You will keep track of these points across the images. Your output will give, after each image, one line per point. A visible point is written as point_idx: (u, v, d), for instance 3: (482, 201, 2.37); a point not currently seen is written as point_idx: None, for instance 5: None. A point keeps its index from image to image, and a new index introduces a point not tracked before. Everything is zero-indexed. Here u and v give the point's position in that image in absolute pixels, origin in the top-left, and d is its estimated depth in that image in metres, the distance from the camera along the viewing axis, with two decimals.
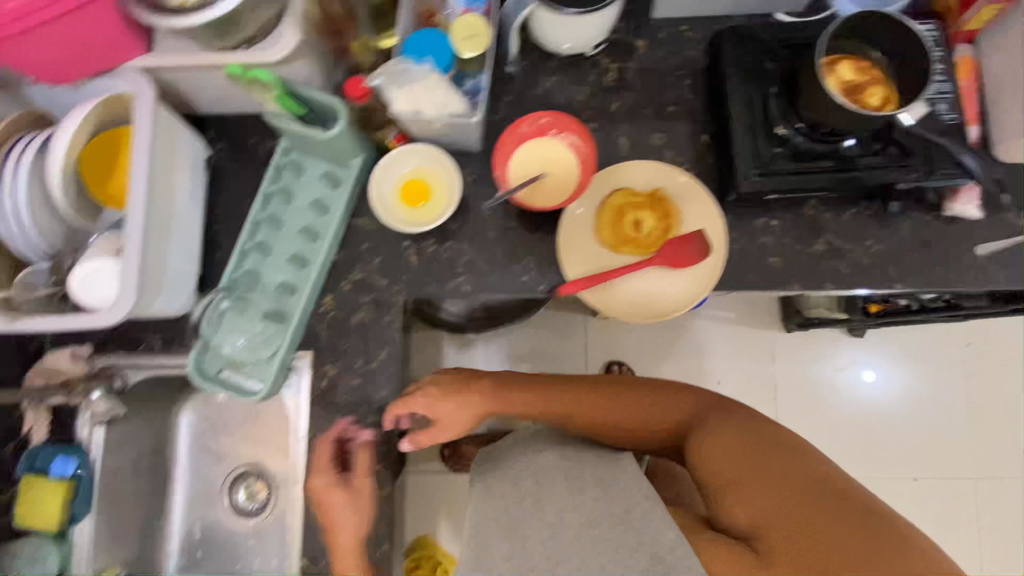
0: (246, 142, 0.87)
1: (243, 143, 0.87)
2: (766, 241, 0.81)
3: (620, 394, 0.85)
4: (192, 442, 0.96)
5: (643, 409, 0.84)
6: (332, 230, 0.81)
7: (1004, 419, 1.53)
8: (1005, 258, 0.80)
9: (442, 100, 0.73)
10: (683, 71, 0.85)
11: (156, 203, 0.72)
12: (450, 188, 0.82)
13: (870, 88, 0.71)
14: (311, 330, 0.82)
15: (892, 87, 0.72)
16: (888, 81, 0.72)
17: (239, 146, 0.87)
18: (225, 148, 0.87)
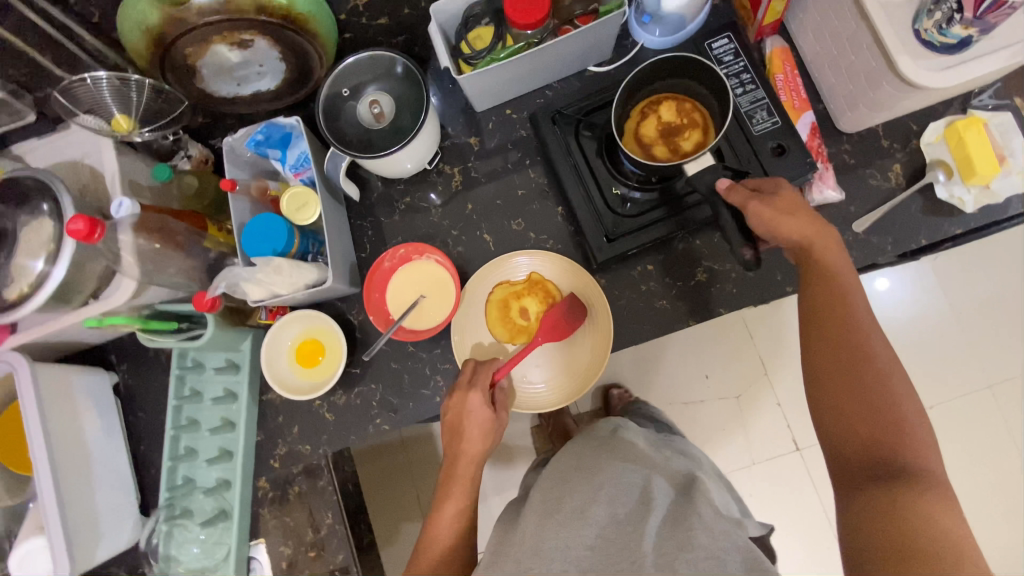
0: (149, 355, 0.90)
1: (146, 358, 0.90)
2: (649, 288, 0.82)
3: (877, 361, 0.59)
4: None
5: (844, 376, 0.60)
6: (244, 417, 0.83)
7: (1014, 311, 1.42)
8: (883, 225, 0.79)
9: (295, 283, 0.74)
10: (522, 151, 0.88)
11: (67, 463, 0.74)
12: (338, 346, 0.83)
13: (680, 132, 0.74)
14: (257, 514, 0.85)
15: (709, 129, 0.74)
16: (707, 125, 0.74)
17: (144, 361, 0.90)
18: (130, 368, 0.90)
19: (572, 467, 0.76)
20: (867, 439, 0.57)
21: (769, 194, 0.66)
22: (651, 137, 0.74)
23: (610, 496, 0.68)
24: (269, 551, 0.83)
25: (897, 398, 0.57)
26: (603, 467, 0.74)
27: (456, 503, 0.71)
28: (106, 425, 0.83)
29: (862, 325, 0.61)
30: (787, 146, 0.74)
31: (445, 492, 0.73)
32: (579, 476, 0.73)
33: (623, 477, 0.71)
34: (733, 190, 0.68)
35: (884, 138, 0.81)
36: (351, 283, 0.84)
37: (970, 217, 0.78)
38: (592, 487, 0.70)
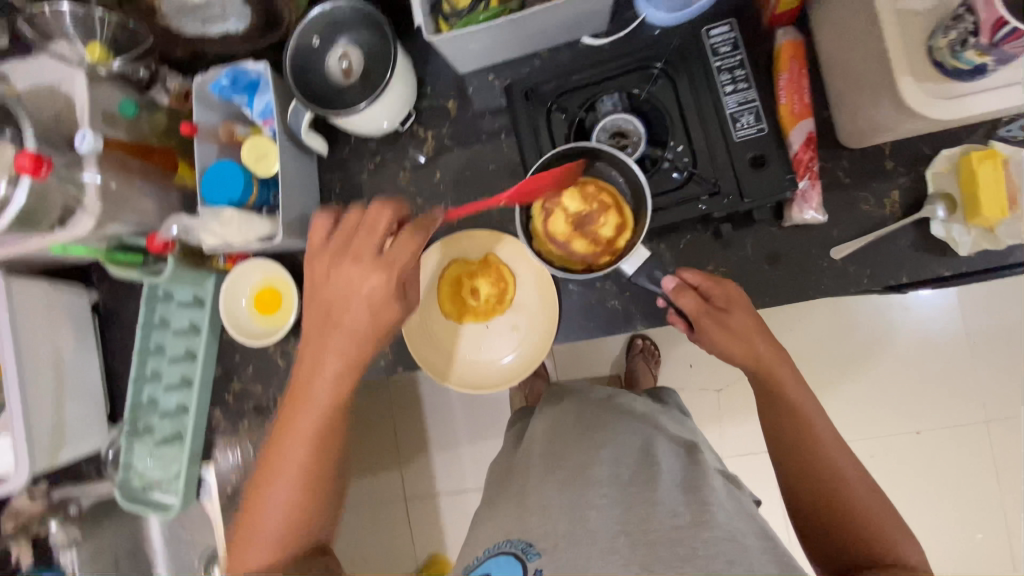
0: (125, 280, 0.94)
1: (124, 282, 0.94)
2: (604, 285, 0.79)
3: (825, 451, 0.65)
4: (166, 534, 1.09)
5: (812, 465, 0.64)
6: (203, 352, 0.87)
7: None
8: (864, 255, 0.74)
9: (237, 234, 0.74)
10: (498, 123, 0.84)
11: (35, 373, 0.80)
12: (292, 300, 0.85)
13: (595, 218, 0.70)
14: (210, 440, 0.91)
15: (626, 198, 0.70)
16: (623, 198, 0.70)
17: (121, 285, 0.95)
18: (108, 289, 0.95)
19: (575, 424, 0.80)
20: (841, 539, 0.62)
21: (721, 311, 0.68)
22: (567, 236, 0.70)
23: (614, 458, 0.70)
24: (217, 474, 0.91)
25: (856, 504, 0.62)
26: (614, 428, 0.78)
27: (312, 413, 0.64)
28: (82, 340, 0.90)
29: (812, 421, 0.66)
30: (768, 158, 0.68)
31: (298, 394, 0.65)
32: (581, 436, 0.76)
33: (627, 440, 0.74)
34: (684, 292, 0.69)
35: (889, 159, 0.74)
36: (310, 238, 0.85)
37: (962, 259, 0.71)
38: (597, 445, 0.73)
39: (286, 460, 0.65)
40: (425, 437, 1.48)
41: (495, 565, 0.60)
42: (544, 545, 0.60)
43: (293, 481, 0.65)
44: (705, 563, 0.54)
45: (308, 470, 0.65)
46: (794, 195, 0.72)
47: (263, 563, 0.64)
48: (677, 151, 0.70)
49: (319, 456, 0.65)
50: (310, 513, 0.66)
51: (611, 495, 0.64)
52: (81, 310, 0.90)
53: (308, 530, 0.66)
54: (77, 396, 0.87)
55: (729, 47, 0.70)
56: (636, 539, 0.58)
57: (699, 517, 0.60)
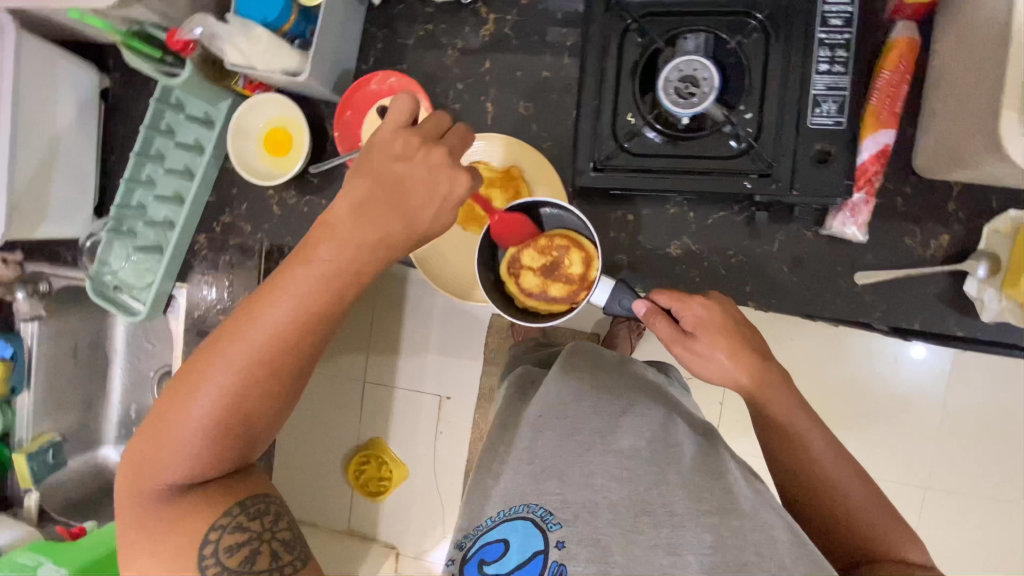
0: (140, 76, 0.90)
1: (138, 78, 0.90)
2: (618, 237, 0.76)
3: (811, 457, 0.64)
4: (127, 339, 1.11)
5: (801, 474, 0.64)
6: (201, 172, 0.84)
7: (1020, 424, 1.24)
8: (888, 290, 0.70)
9: (266, 57, 0.70)
10: (568, 30, 0.76)
11: (30, 140, 0.78)
12: (302, 150, 0.81)
13: (561, 261, 0.72)
14: (188, 263, 0.90)
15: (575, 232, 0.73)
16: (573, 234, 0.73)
17: (134, 80, 0.90)
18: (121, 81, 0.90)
19: (589, 384, 0.77)
20: (844, 543, 0.61)
21: (690, 338, 0.67)
22: (542, 287, 0.73)
23: (632, 428, 0.69)
24: (188, 297, 0.91)
25: (861, 517, 0.61)
26: (629, 397, 0.75)
27: (298, 291, 0.56)
28: (83, 122, 0.86)
29: (796, 427, 0.65)
30: (833, 156, 0.62)
31: (280, 279, 0.56)
32: (593, 396, 0.74)
33: (642, 411, 0.72)
34: (656, 316, 0.68)
35: (953, 200, 0.69)
36: (335, 91, 0.79)
37: (980, 324, 0.69)
38: (617, 411, 0.72)
39: (226, 366, 0.56)
40: (400, 333, 1.50)
41: (514, 530, 0.63)
42: (556, 503, 0.63)
43: (237, 374, 0.56)
44: (738, 553, 0.56)
45: (264, 363, 0.56)
46: (842, 205, 0.68)
47: (180, 470, 0.56)
48: (744, 117, 0.64)
49: (287, 353, 0.57)
50: (246, 416, 0.57)
51: (612, 467, 0.65)
52: (89, 91, 0.86)
53: (239, 445, 0.58)
54: (68, 177, 0.85)
55: (841, 22, 0.62)
56: (658, 518, 0.60)
57: (724, 505, 0.61)
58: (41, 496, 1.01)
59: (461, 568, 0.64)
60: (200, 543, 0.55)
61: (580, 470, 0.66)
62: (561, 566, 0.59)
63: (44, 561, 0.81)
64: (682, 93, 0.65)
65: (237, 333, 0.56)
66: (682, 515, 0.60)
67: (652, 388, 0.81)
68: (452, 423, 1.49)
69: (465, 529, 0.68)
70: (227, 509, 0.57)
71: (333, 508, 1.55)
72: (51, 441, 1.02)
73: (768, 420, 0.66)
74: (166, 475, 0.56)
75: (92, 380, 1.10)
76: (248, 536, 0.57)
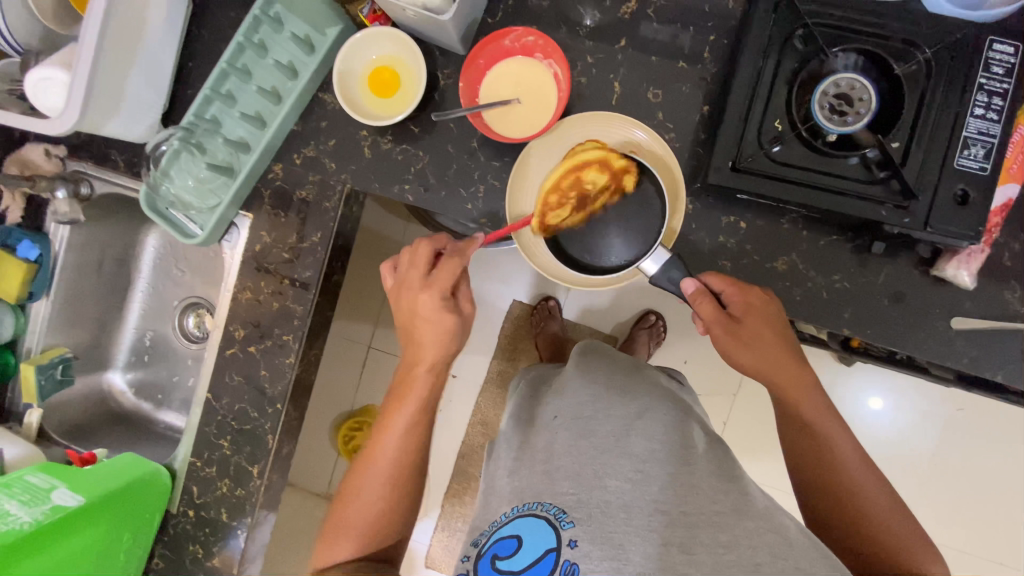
0: None
1: None
2: (725, 242, 0.74)
3: (828, 453, 0.65)
4: (154, 262, 1.04)
5: (814, 465, 0.65)
6: (295, 97, 0.78)
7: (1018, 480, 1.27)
8: (980, 338, 0.71)
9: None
10: (713, 25, 0.74)
11: (117, 24, 0.70)
12: (413, 93, 0.76)
13: (585, 183, 0.71)
14: (257, 192, 0.84)
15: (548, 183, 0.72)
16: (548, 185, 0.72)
17: None
18: None
19: (605, 385, 0.72)
20: (843, 536, 0.63)
21: (733, 320, 0.66)
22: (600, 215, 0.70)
23: (650, 429, 0.64)
24: (251, 228, 0.84)
25: (870, 517, 0.62)
26: (643, 397, 0.71)
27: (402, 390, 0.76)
28: (171, 16, 0.78)
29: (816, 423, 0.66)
30: (972, 199, 0.63)
31: (396, 399, 0.76)
32: (610, 396, 0.70)
33: (661, 413, 0.67)
34: (701, 297, 0.66)
35: None
36: (462, 39, 0.75)
37: None
38: (634, 412, 0.67)
39: (377, 470, 0.74)
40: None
41: (526, 528, 0.60)
42: (569, 501, 0.60)
43: (383, 478, 0.74)
44: (749, 553, 0.54)
45: (397, 475, 0.74)
46: (960, 250, 0.67)
47: (346, 554, 0.72)
48: (892, 146, 0.64)
49: (409, 450, 0.74)
50: (384, 499, 0.74)
51: (626, 468, 0.61)
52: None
53: (378, 527, 0.73)
54: (144, 72, 0.77)
55: (1002, 70, 0.62)
56: (674, 519, 0.57)
57: (740, 506, 0.58)
58: (43, 415, 0.92)
59: (474, 563, 0.62)
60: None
61: (592, 468, 0.62)
62: (575, 565, 0.56)
63: (59, 485, 0.76)
64: (836, 110, 0.65)
65: (379, 450, 0.75)
66: (694, 514, 0.57)
67: (672, 392, 0.75)
68: (455, 403, 1.44)
69: (481, 526, 0.66)
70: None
71: (315, 471, 1.47)
72: (62, 356, 0.94)
73: (798, 423, 0.67)
74: (333, 558, 0.72)
75: (112, 297, 1.02)
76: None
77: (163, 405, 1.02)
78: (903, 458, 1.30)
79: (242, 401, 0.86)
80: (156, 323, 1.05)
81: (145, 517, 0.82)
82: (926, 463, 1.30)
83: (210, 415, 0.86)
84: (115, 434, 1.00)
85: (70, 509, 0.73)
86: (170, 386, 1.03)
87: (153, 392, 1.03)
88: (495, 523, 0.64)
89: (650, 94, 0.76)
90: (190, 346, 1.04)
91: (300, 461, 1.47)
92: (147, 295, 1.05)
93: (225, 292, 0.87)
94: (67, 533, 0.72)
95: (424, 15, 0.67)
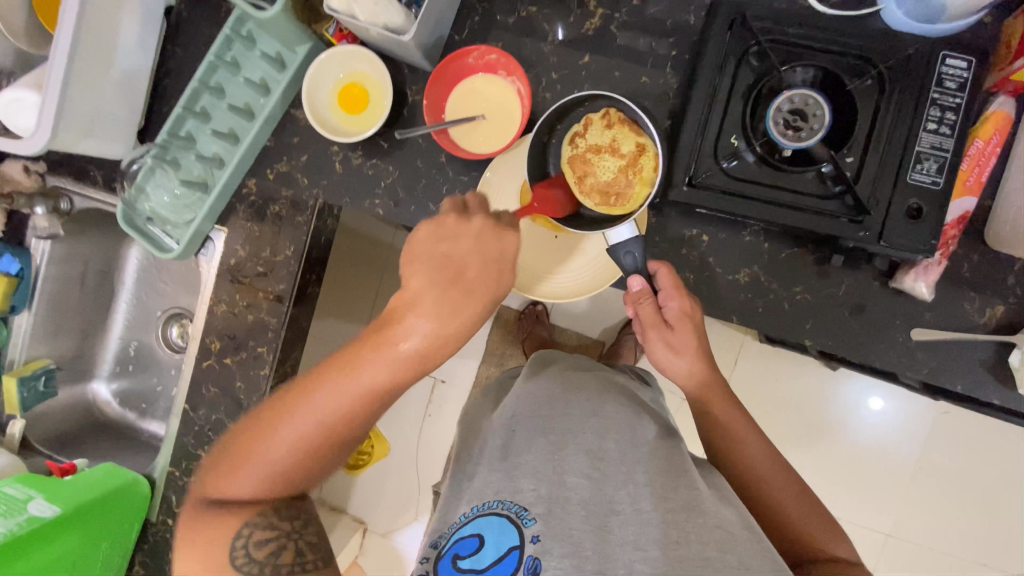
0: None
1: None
2: (689, 255, 0.75)
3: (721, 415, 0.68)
4: (138, 273, 1.06)
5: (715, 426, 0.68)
6: (265, 114, 0.79)
7: (1001, 484, 1.27)
8: (941, 349, 0.72)
9: (385, 20, 0.68)
10: (674, 40, 0.76)
11: (88, 47, 0.72)
12: (381, 110, 0.78)
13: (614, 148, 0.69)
14: (231, 206, 0.86)
15: (566, 155, 0.70)
16: (569, 155, 0.70)
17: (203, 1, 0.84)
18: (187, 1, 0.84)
19: (559, 385, 0.73)
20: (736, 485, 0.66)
21: (665, 323, 0.67)
22: (610, 176, 0.69)
23: (604, 428, 0.66)
24: (225, 242, 0.86)
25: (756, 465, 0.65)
26: (599, 398, 0.71)
27: (379, 376, 0.60)
28: (143, 34, 0.80)
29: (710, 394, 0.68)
30: (925, 213, 0.63)
31: (364, 352, 0.60)
32: (563, 395, 0.71)
33: (615, 412, 0.68)
34: (644, 298, 0.67)
35: (1014, 276, 0.71)
36: (427, 57, 0.76)
37: (1018, 396, 0.71)
38: (589, 413, 0.68)
39: (310, 408, 0.60)
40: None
41: (488, 526, 0.61)
42: (530, 498, 0.61)
43: (306, 429, 0.60)
44: (699, 549, 0.53)
45: (325, 429, 0.60)
46: (916, 262, 0.68)
47: (245, 495, 0.62)
48: (845, 161, 0.65)
49: (361, 417, 0.61)
50: (315, 455, 0.62)
51: (582, 466, 0.62)
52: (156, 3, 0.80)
53: (291, 476, 0.62)
54: (117, 89, 0.78)
55: (955, 85, 0.63)
56: (627, 518, 0.57)
57: (690, 502, 0.56)
58: (26, 425, 0.94)
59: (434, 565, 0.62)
60: (232, 536, 0.60)
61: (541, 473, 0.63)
62: (538, 561, 0.57)
63: (36, 496, 0.79)
64: (791, 125, 0.66)
65: (315, 387, 0.60)
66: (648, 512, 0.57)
67: (627, 390, 0.76)
68: (441, 408, 1.45)
69: (440, 528, 0.66)
70: (260, 511, 0.62)
71: None
72: (44, 367, 0.96)
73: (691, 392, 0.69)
74: (223, 491, 0.62)
75: (97, 307, 1.04)
76: (276, 534, 0.62)
77: (147, 414, 1.04)
78: (885, 462, 1.31)
79: (219, 414, 0.87)
80: (140, 334, 1.07)
81: (122, 528, 0.83)
82: (909, 470, 1.30)
83: (188, 425, 0.88)
84: (97, 443, 1.01)
85: (44, 520, 0.76)
86: (152, 395, 1.05)
87: (138, 403, 1.05)
88: (455, 524, 0.64)
89: None
90: (173, 356, 1.06)
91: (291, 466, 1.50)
92: (132, 306, 1.07)
93: (204, 304, 0.88)
94: (40, 542, 0.75)
95: (387, 36, 0.69)
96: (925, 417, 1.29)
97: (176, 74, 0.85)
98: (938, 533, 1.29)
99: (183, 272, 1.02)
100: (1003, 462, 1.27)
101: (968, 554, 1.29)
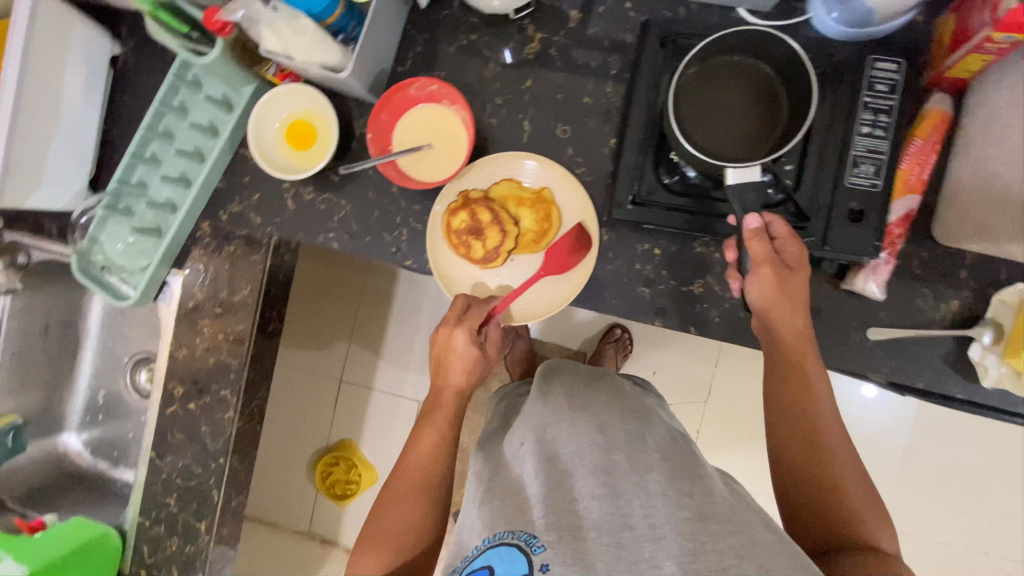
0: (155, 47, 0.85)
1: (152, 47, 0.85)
2: (642, 269, 0.76)
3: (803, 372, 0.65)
4: (103, 321, 1.05)
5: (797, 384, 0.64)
6: (214, 157, 0.80)
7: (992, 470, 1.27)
8: (899, 347, 0.72)
9: (320, 60, 0.69)
10: (613, 59, 0.77)
11: (33, 103, 0.72)
12: (329, 145, 0.78)
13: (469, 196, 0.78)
14: (187, 249, 0.85)
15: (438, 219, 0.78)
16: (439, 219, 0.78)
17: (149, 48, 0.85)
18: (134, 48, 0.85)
19: (564, 405, 0.71)
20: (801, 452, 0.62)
21: (787, 262, 0.63)
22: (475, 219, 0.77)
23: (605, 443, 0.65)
24: (183, 285, 0.85)
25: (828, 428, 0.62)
26: (606, 416, 0.69)
27: (436, 428, 0.71)
28: (89, 86, 0.80)
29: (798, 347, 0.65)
30: (866, 217, 0.64)
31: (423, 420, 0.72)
32: (571, 414, 0.69)
33: (621, 427, 0.66)
34: (755, 236, 0.63)
35: (964, 269, 0.72)
36: (370, 90, 0.77)
37: (979, 389, 0.71)
38: (596, 426, 0.66)
39: (405, 475, 0.68)
40: (377, 341, 1.45)
41: (498, 557, 0.57)
42: (541, 522, 0.58)
43: (413, 489, 0.67)
44: (717, 558, 0.51)
45: (425, 489, 0.67)
46: (864, 263, 0.69)
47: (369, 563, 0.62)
48: (783, 168, 0.66)
49: (441, 474, 0.69)
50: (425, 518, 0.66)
51: (574, 486, 0.61)
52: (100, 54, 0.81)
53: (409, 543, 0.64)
54: (62, 142, 0.78)
55: (886, 88, 0.64)
56: (640, 535, 0.56)
57: (705, 509, 0.56)
58: None
59: None
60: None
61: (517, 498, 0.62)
62: None
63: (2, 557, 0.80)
64: None
65: (405, 459, 0.70)
66: (642, 529, 0.56)
67: (635, 400, 0.75)
68: None
69: (453, 563, 0.63)
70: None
71: (290, 509, 1.48)
72: (11, 424, 0.95)
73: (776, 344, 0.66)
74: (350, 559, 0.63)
75: (63, 358, 1.03)
76: None
77: (119, 462, 1.03)
78: (877, 455, 1.30)
79: (189, 458, 0.85)
80: (108, 380, 1.06)
81: None
82: (900, 462, 1.29)
83: (156, 474, 0.86)
84: (68, 494, 1.00)
85: None
86: (123, 442, 1.04)
87: (109, 450, 1.04)
88: (468, 557, 0.61)
89: (558, 129, 0.78)
90: (143, 400, 1.05)
91: (273, 498, 1.48)
92: (98, 352, 1.06)
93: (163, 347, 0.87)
94: None
95: (325, 74, 0.70)
96: (915, 408, 1.29)
97: (124, 121, 0.86)
98: (936, 524, 1.28)
99: (146, 315, 1.01)
100: (992, 449, 1.26)
101: (965, 541, 1.28)
